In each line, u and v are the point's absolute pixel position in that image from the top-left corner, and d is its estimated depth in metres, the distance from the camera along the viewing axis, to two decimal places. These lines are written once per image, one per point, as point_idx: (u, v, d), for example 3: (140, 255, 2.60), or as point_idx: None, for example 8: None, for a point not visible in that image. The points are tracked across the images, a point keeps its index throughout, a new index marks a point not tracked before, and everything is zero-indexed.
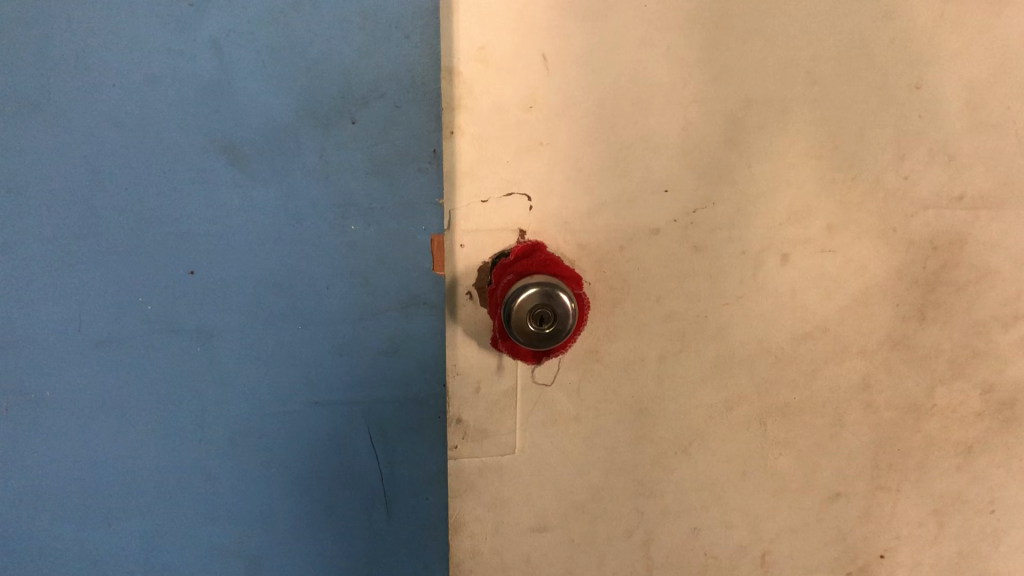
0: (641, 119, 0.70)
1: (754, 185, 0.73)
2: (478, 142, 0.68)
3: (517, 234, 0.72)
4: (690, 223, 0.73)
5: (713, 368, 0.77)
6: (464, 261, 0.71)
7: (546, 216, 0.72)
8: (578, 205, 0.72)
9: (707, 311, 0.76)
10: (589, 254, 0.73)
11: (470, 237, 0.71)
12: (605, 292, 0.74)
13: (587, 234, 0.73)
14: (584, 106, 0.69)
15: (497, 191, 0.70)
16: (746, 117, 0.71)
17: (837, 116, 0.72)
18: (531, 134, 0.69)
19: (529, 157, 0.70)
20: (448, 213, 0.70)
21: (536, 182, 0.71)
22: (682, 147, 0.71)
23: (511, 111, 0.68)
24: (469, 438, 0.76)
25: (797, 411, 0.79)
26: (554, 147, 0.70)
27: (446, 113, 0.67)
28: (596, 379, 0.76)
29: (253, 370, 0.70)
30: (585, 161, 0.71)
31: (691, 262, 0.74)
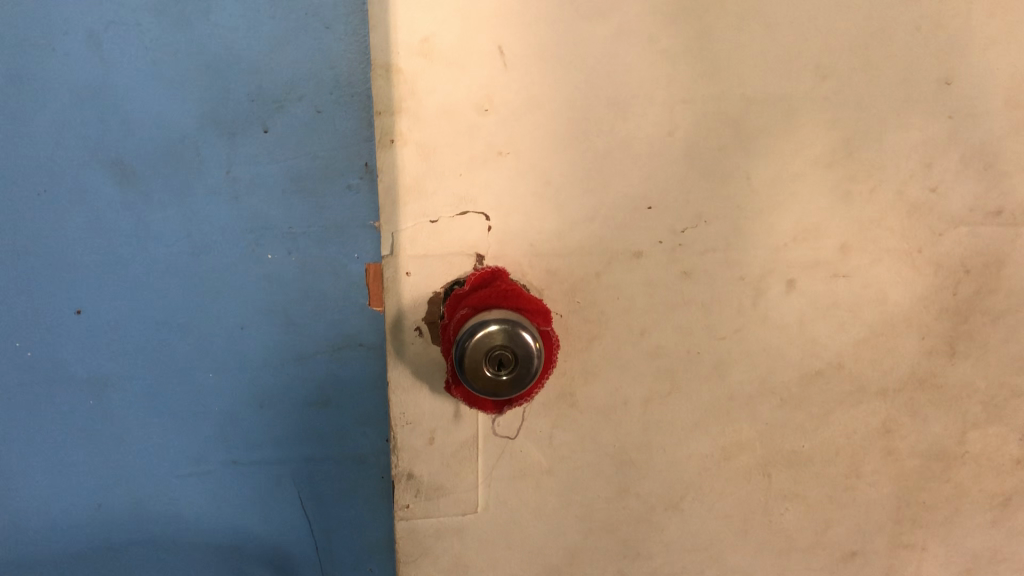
0: (617, 123, 0.59)
1: (755, 199, 0.61)
2: (425, 150, 0.58)
3: (475, 260, 0.61)
4: (678, 245, 0.62)
5: (707, 412, 0.66)
6: (411, 292, 0.61)
7: (509, 238, 0.61)
8: (547, 225, 0.61)
9: (700, 346, 0.64)
10: (561, 281, 0.62)
11: (419, 263, 0.60)
12: (580, 326, 0.63)
13: (557, 258, 0.62)
14: (549, 108, 0.58)
15: (450, 209, 0.59)
16: (745, 118, 0.60)
17: (853, 116, 0.60)
18: (489, 141, 0.58)
19: (486, 168, 0.59)
20: (391, 235, 0.59)
21: (496, 198, 0.60)
22: (666, 155, 0.60)
23: (463, 113, 0.58)
24: (423, 495, 0.66)
25: (807, 460, 0.68)
26: (517, 156, 0.59)
27: (386, 117, 0.57)
28: (572, 426, 0.66)
29: (158, 418, 0.63)
30: (553, 173, 0.60)
31: (681, 289, 0.63)
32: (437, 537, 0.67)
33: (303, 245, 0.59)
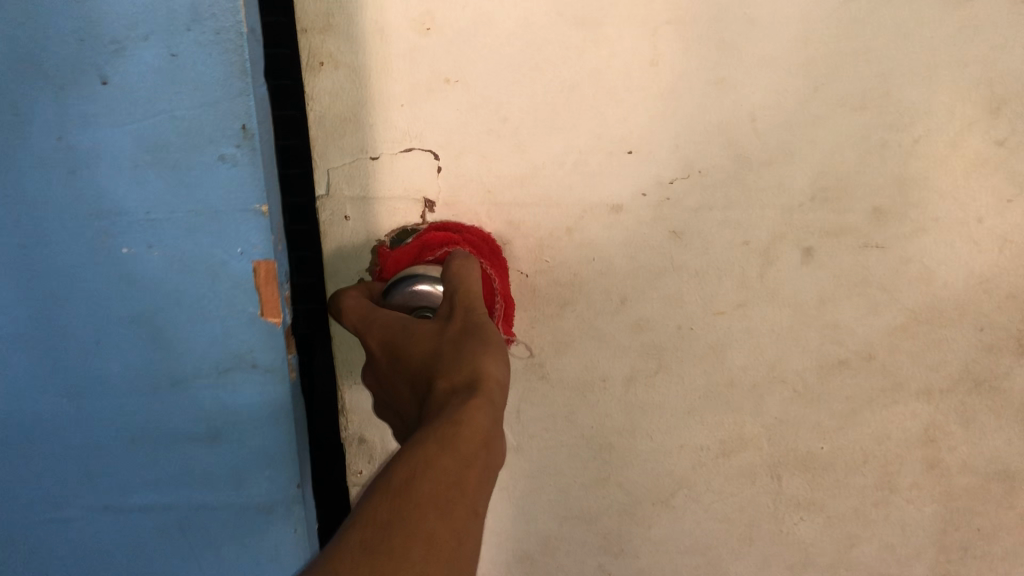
0: (587, 49, 0.49)
1: (760, 146, 0.50)
2: (361, 76, 0.50)
3: (424, 207, 0.53)
4: (665, 199, 0.52)
5: (702, 398, 0.56)
6: (351, 237, 0.54)
7: (462, 182, 0.52)
8: (505, 169, 0.52)
9: (693, 321, 0.54)
10: (525, 236, 0.53)
11: (359, 208, 0.53)
12: (550, 289, 0.54)
13: (520, 208, 0.53)
14: (503, 27, 0.49)
15: (393, 145, 0.52)
16: (745, 45, 0.48)
17: (891, 44, 0.47)
18: (433, 66, 0.50)
19: (433, 99, 0.50)
20: (326, 172, 0.52)
21: (444, 134, 0.51)
22: (648, 88, 0.49)
23: (401, 34, 0.49)
24: (376, 462, 0.60)
25: (827, 465, 0.57)
26: (467, 84, 0.50)
27: (312, 35, 0.49)
28: (542, 401, 0.57)
29: (21, 424, 0.55)
30: (510, 109, 0.50)
31: (668, 252, 0.53)
32: None
33: (177, 231, 0.49)
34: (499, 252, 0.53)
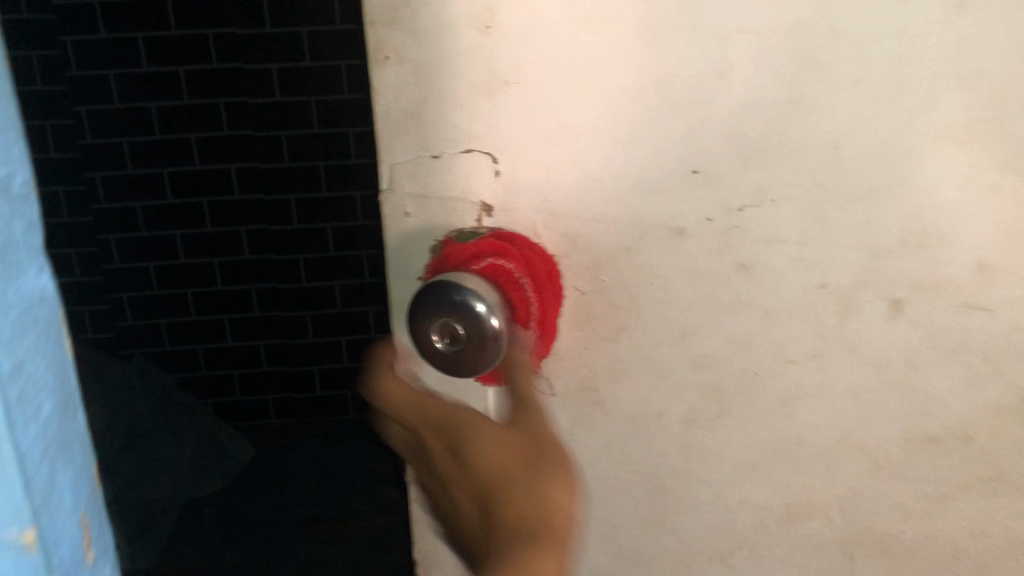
0: (652, 57, 0.43)
1: (844, 178, 0.43)
2: (426, 71, 0.47)
3: (481, 211, 0.51)
4: (733, 227, 0.46)
5: (768, 454, 0.51)
6: (410, 233, 0.53)
7: (519, 189, 0.49)
8: (563, 177, 0.48)
9: (761, 368, 0.49)
10: (581, 251, 0.50)
11: (418, 205, 0.52)
12: (606, 311, 0.50)
13: (576, 222, 0.49)
14: (562, 29, 0.44)
15: (453, 146, 0.49)
16: (833, 62, 0.41)
17: (1008, 70, 0.39)
18: (493, 67, 0.46)
19: (492, 101, 0.47)
20: (388, 167, 0.51)
21: (503, 138, 0.48)
22: (719, 106, 0.43)
23: (463, 32, 0.45)
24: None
25: (908, 552, 0.52)
26: (526, 87, 0.46)
27: (379, 27, 0.46)
28: (597, 429, 0.53)
29: None
30: (570, 117, 0.46)
31: (734, 287, 0.47)
32: None
33: None
34: (558, 277, 0.50)
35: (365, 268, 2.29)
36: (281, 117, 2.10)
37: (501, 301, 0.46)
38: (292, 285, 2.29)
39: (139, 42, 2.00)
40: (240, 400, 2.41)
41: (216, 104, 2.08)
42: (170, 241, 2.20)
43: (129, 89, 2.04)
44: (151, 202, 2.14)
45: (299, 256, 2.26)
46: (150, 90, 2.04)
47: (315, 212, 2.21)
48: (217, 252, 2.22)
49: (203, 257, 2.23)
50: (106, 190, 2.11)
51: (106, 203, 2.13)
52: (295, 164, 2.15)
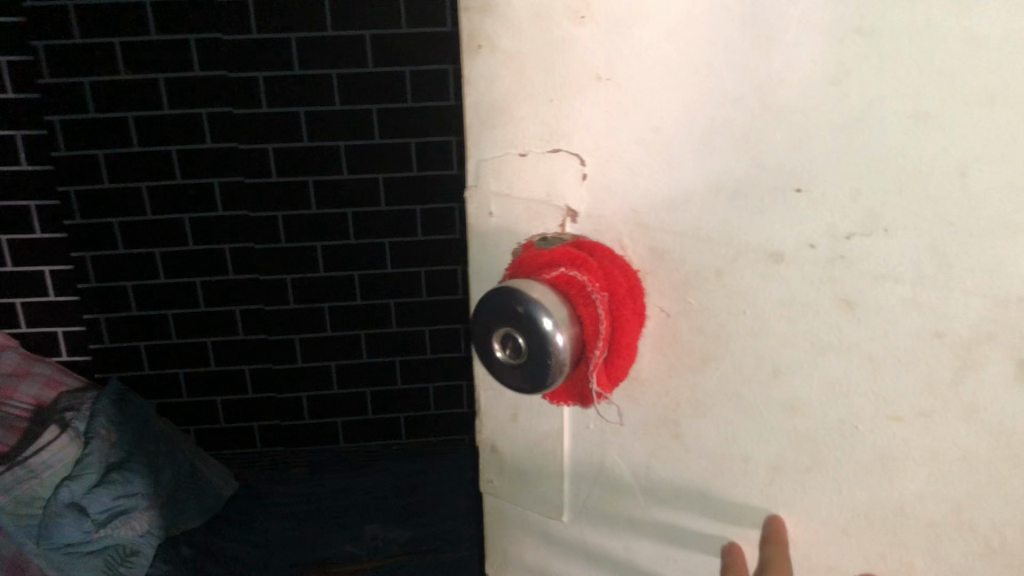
0: (757, 56, 0.38)
1: (972, 209, 0.36)
2: (516, 64, 0.45)
3: (566, 215, 0.47)
4: (838, 257, 0.40)
5: (863, 519, 0.45)
6: (495, 234, 0.50)
7: (605, 196, 0.45)
8: (653, 186, 0.44)
9: (860, 420, 0.42)
10: (669, 268, 0.45)
11: (502, 204, 0.49)
12: (694, 337, 0.46)
13: (664, 236, 0.44)
14: (662, 21, 0.40)
15: (542, 143, 0.46)
16: (966, 70, 0.35)
17: None
18: (587, 61, 0.43)
19: (585, 97, 0.44)
20: (475, 162, 0.49)
21: (592, 138, 0.45)
22: (831, 116, 0.38)
23: (557, 23, 0.43)
24: (504, 477, 0.58)
25: None
26: (620, 85, 0.42)
27: (473, 17, 0.45)
28: (677, 462, 0.50)
29: None
30: (664, 120, 0.42)
31: (836, 325, 0.41)
32: (523, 528, 0.59)
33: None
34: (641, 293, 0.46)
35: (361, 288, 2.18)
36: (273, 134, 2.00)
37: (568, 314, 0.42)
38: (278, 308, 2.18)
39: (117, 48, 1.91)
40: (229, 428, 2.31)
41: (202, 124, 1.99)
42: (149, 259, 2.10)
43: (109, 102, 1.94)
44: (134, 218, 2.05)
45: (290, 277, 2.16)
46: (131, 100, 1.94)
47: (313, 233, 2.11)
48: (206, 271, 2.12)
49: (190, 279, 2.14)
50: (92, 211, 2.03)
51: (84, 223, 2.03)
52: (295, 181, 2.06)
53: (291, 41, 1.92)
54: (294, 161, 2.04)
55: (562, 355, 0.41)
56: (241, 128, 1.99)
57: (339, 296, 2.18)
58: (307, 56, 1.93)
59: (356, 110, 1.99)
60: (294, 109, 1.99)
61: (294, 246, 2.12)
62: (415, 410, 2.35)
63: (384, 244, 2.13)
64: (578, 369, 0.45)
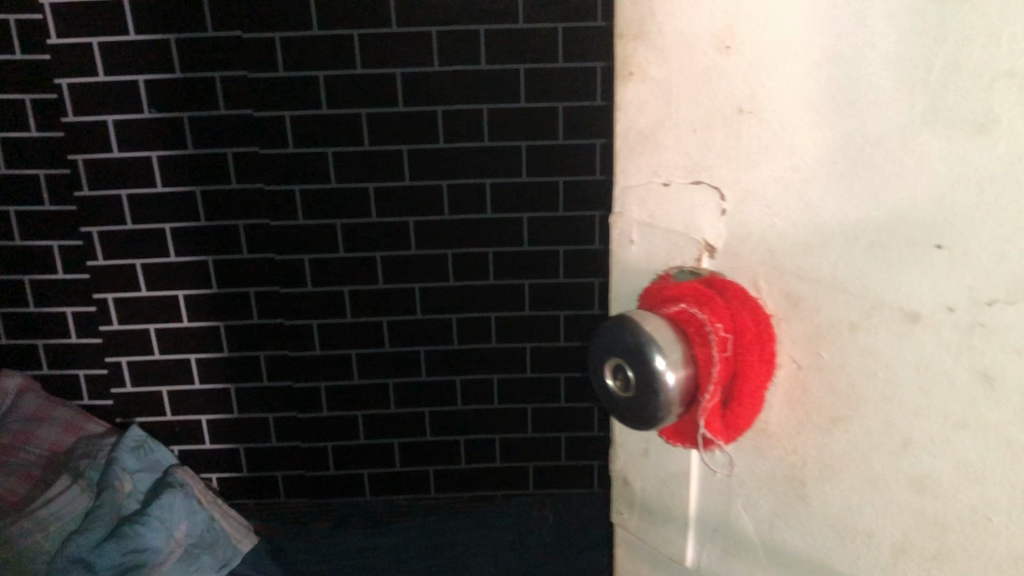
0: (899, 97, 0.32)
1: None
2: (665, 94, 0.41)
3: (703, 250, 0.42)
4: (979, 325, 0.32)
5: None
6: (635, 265, 0.46)
7: (744, 237, 0.40)
8: (791, 228, 0.38)
9: (994, 518, 0.33)
10: (804, 317, 0.38)
11: (643, 233, 0.45)
12: (823, 396, 0.38)
13: (799, 282, 0.38)
14: (803, 55, 0.35)
15: (684, 174, 0.42)
16: None
17: None
18: (729, 91, 0.38)
19: (725, 131, 0.39)
20: (619, 187, 0.45)
21: (731, 173, 0.39)
22: (972, 159, 0.30)
23: (701, 49, 0.39)
24: (635, 514, 0.51)
25: None
26: (762, 120, 0.37)
27: (626, 42, 0.42)
28: (800, 529, 0.42)
29: None
30: (804, 161, 0.36)
31: (973, 404, 0.33)
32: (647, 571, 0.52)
33: None
34: (771, 341, 0.39)
35: (420, 369, 1.64)
36: (334, 138, 1.47)
37: (680, 355, 0.38)
38: (353, 348, 1.62)
39: (175, 46, 1.43)
40: (248, 480, 1.72)
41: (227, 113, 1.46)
42: (170, 302, 1.57)
43: (158, 118, 1.45)
44: (152, 236, 1.53)
45: (315, 320, 1.60)
46: (160, 107, 1.45)
47: (327, 303, 1.59)
48: (238, 314, 1.57)
49: (158, 349, 1.61)
50: None
51: (11, 231, 1.52)
52: (323, 226, 1.54)
53: (252, 72, 1.44)
54: (257, 212, 1.53)
55: (668, 391, 0.37)
56: (271, 181, 1.51)
57: (395, 372, 1.64)
58: (271, 86, 1.45)
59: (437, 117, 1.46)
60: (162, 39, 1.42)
61: (297, 310, 1.59)
62: (375, 458, 1.71)
63: (450, 315, 1.60)
64: (690, 411, 0.40)
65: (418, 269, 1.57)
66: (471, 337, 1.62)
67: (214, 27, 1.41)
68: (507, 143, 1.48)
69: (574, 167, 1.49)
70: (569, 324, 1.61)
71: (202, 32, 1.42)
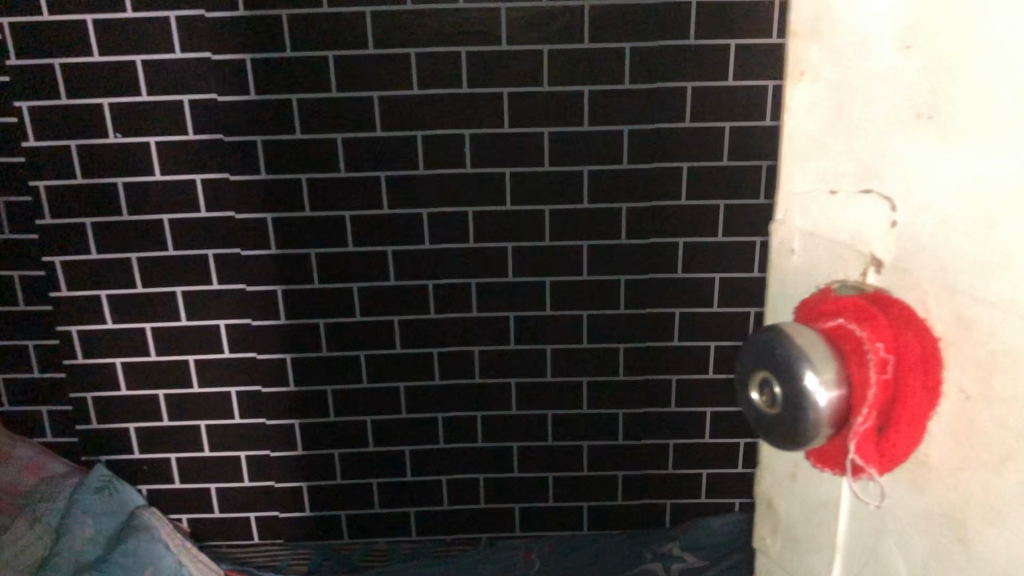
0: None
1: None
2: (841, 96, 0.40)
3: (869, 263, 0.39)
4: None
5: None
6: (798, 277, 0.44)
7: (915, 250, 0.37)
8: (964, 243, 0.35)
9: None
10: (972, 342, 0.35)
11: (805, 242, 0.43)
12: (988, 428, 0.35)
13: (968, 303, 0.35)
14: (986, 57, 0.32)
15: (854, 181, 0.40)
16: None
17: None
18: (907, 94, 0.36)
19: (900, 136, 0.37)
20: (785, 195, 0.44)
21: (904, 179, 0.37)
22: None
23: (880, 49, 0.37)
24: (783, 533, 0.50)
25: None
26: (941, 129, 0.35)
27: (802, 46, 0.41)
28: (954, 568, 0.38)
29: None
30: (990, 166, 0.33)
31: None
32: None
33: None
34: (935, 368, 0.37)
35: (372, 437, 1.46)
36: (347, 162, 1.30)
37: (837, 376, 0.37)
38: (367, 397, 1.43)
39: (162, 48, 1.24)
40: (264, 552, 1.52)
41: (231, 135, 1.29)
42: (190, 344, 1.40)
43: (142, 131, 1.29)
44: (155, 267, 1.35)
45: (298, 358, 1.41)
46: (157, 118, 1.28)
47: (279, 366, 1.41)
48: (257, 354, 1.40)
49: (96, 419, 1.44)
50: None
51: None
52: (259, 291, 1.37)
53: (191, 98, 1.27)
54: (217, 246, 1.35)
55: (819, 410, 0.37)
56: (223, 207, 1.33)
57: (342, 444, 1.46)
58: (234, 109, 1.27)
59: (530, 143, 1.30)
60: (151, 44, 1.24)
61: (243, 378, 1.42)
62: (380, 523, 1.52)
63: (395, 384, 1.42)
64: (843, 435, 0.38)
65: (394, 305, 1.38)
66: (426, 409, 1.44)
67: (148, 93, 1.26)
68: (490, 171, 1.31)
69: (566, 202, 1.33)
70: (560, 359, 1.41)
71: (137, 97, 1.27)
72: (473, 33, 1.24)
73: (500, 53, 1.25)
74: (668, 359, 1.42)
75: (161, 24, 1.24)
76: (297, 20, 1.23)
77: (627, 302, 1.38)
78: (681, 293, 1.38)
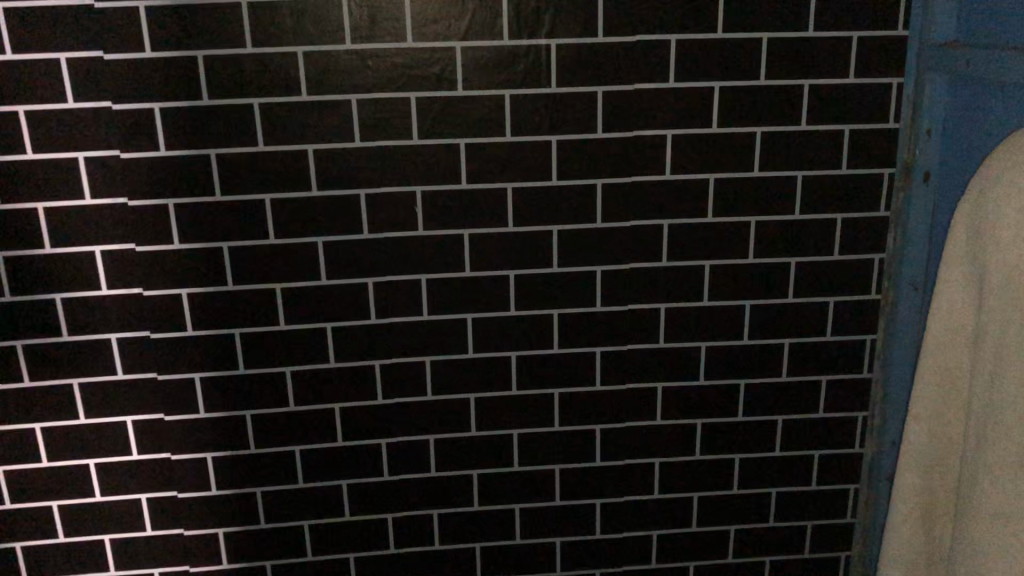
0: None
1: None
2: None
3: None
4: None
5: None
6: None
7: None
8: None
9: None
10: None
11: None
12: None
13: None
14: None
15: None
16: None
17: None
18: None
19: None
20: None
21: None
22: None
23: None
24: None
25: None
26: None
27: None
28: None
29: None
30: None
31: None
32: None
33: None
34: None
35: (311, 545, 1.25)
36: (277, 227, 1.12)
37: None
38: (309, 498, 1.23)
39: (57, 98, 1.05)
40: None
41: (141, 198, 1.09)
42: (95, 444, 1.18)
43: (32, 196, 1.08)
44: (50, 356, 1.14)
45: (224, 457, 1.20)
46: (51, 180, 1.08)
47: (199, 466, 1.20)
48: (177, 453, 1.19)
49: None
50: None
51: None
52: (174, 379, 1.16)
53: (89, 156, 1.07)
54: (122, 328, 1.14)
55: None
56: (129, 283, 1.12)
57: (276, 553, 1.25)
58: (145, 168, 1.08)
59: (492, 200, 1.13)
60: (45, 94, 1.05)
61: (155, 482, 1.20)
62: None
63: (338, 482, 1.23)
64: None
65: (337, 391, 1.19)
66: (375, 508, 1.24)
67: (35, 152, 1.07)
68: (446, 234, 1.14)
69: (533, 267, 1.16)
70: (528, 444, 1.24)
71: (20, 157, 1.07)
72: (424, 76, 1.08)
73: (458, 100, 1.09)
74: (648, 439, 1.25)
75: (53, 71, 1.04)
76: (215, 64, 1.05)
77: (602, 378, 1.22)
78: (662, 365, 1.22)
